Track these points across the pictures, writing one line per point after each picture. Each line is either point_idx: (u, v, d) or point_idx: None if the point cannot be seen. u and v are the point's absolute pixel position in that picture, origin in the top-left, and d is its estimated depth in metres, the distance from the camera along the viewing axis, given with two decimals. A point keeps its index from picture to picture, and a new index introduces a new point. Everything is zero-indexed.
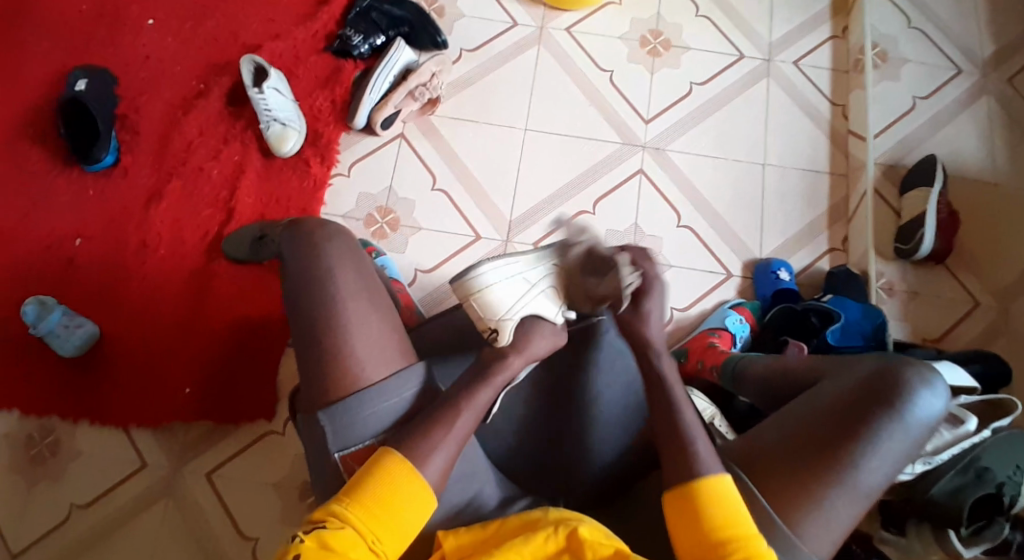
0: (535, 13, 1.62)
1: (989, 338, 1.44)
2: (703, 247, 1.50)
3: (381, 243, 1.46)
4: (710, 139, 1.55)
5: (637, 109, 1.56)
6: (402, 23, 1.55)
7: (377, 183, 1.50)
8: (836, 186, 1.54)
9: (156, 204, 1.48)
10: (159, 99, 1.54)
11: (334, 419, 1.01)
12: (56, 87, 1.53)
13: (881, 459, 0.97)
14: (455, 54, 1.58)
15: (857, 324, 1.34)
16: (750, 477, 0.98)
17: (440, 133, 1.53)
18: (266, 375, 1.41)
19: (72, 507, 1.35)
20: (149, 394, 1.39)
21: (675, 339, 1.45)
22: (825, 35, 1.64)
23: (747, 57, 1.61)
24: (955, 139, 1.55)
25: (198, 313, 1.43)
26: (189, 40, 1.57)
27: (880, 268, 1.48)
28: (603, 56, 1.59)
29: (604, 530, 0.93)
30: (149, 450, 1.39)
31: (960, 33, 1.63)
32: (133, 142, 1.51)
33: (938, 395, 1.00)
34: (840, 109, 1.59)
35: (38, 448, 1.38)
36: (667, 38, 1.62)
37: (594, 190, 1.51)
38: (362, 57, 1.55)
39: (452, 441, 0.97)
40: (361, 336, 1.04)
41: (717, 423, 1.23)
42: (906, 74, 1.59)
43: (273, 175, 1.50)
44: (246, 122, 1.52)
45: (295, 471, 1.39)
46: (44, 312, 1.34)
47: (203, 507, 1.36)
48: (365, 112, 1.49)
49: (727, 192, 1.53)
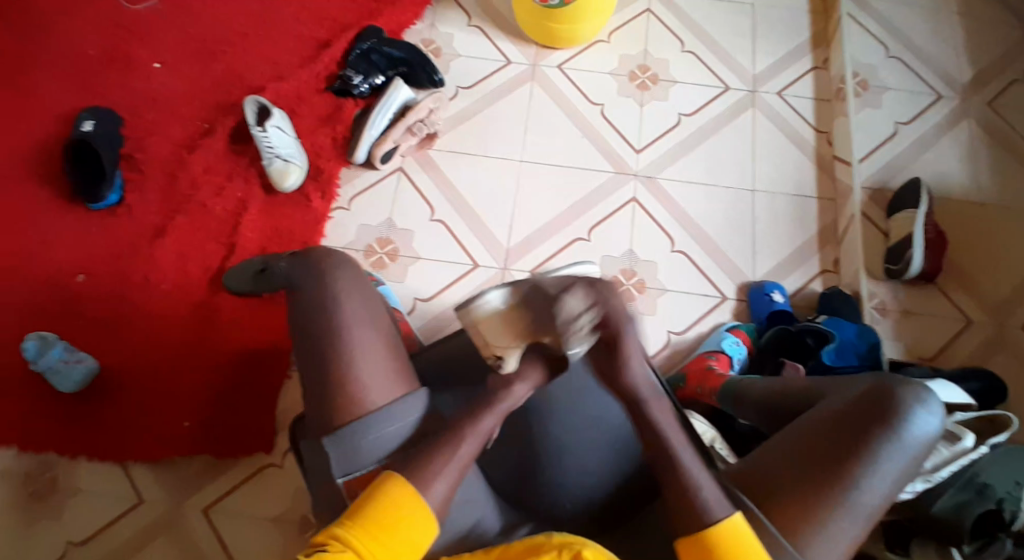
0: (527, 51, 1.68)
1: (983, 355, 1.45)
2: (699, 272, 1.52)
3: (380, 273, 1.49)
4: (700, 166, 1.60)
5: (629, 138, 1.61)
6: (400, 63, 1.61)
7: (377, 215, 1.54)
8: (825, 210, 1.58)
9: (161, 240, 1.51)
10: (165, 140, 1.58)
11: (338, 445, 1.01)
12: (64, 129, 1.58)
13: (880, 478, 0.98)
14: (452, 91, 1.63)
15: (851, 343, 1.36)
16: (752, 499, 0.99)
17: (438, 167, 1.57)
18: (269, 405, 1.42)
19: (69, 544, 1.34)
20: (149, 428, 1.40)
21: (672, 362, 1.47)
22: (807, 67, 1.70)
23: (733, 89, 1.67)
24: (939, 162, 1.59)
25: (198, 348, 1.44)
26: (194, 82, 1.62)
27: (872, 289, 1.51)
28: (594, 90, 1.65)
29: (609, 554, 0.93)
30: (147, 485, 1.38)
31: (938, 61, 1.69)
32: (139, 180, 1.55)
33: (933, 414, 1.01)
34: (825, 136, 1.64)
35: (38, 483, 1.37)
36: (655, 72, 1.68)
37: (589, 218, 1.54)
38: (362, 95, 1.61)
39: (455, 467, 0.98)
40: (365, 364, 1.05)
41: (717, 446, 1.24)
42: (887, 101, 1.65)
43: (277, 211, 1.53)
44: (250, 160, 1.57)
45: (297, 502, 1.38)
46: (45, 347, 1.36)
47: (201, 541, 1.35)
48: (365, 147, 1.54)
49: (720, 219, 1.56)
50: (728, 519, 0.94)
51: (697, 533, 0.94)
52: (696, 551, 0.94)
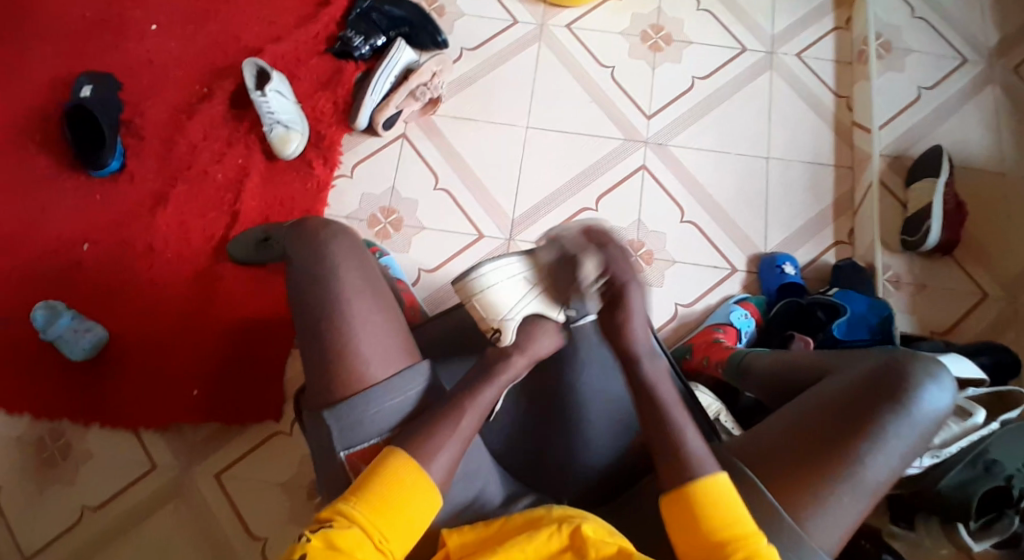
0: (534, 10, 1.62)
1: (998, 330, 1.42)
2: (708, 243, 1.49)
3: (384, 243, 1.47)
4: (713, 132, 1.55)
5: (639, 104, 1.56)
6: (402, 23, 1.56)
7: (379, 183, 1.51)
8: (841, 179, 1.53)
9: (162, 208, 1.49)
10: (164, 103, 1.55)
11: (340, 418, 1.01)
12: (62, 92, 1.55)
13: (888, 453, 0.96)
14: (456, 54, 1.58)
15: (863, 315, 1.34)
16: (756, 472, 0.98)
17: (441, 133, 1.53)
18: (272, 376, 1.42)
19: (84, 509, 1.37)
20: (159, 395, 1.41)
21: (677, 336, 1.44)
22: (828, 27, 1.62)
23: (750, 50, 1.60)
24: (962, 130, 1.53)
25: (205, 314, 1.44)
26: (192, 43, 1.58)
27: (886, 261, 1.47)
28: (604, 52, 1.59)
29: (608, 527, 0.94)
30: (159, 451, 1.40)
31: (966, 23, 1.61)
32: (139, 145, 1.53)
33: (944, 389, 1.00)
34: (844, 101, 1.58)
35: (49, 451, 1.39)
36: (668, 32, 1.61)
37: (595, 188, 1.50)
38: (362, 58, 1.56)
39: (458, 439, 0.98)
40: (365, 336, 1.04)
41: (722, 419, 1.24)
42: (910, 64, 1.58)
43: (278, 177, 1.51)
44: (249, 126, 1.53)
45: (303, 471, 1.40)
46: (53, 316, 1.37)
47: (213, 506, 1.37)
48: (366, 113, 1.50)
49: (731, 188, 1.52)
50: (711, 476, 0.92)
51: (679, 491, 0.93)
52: (679, 507, 0.92)
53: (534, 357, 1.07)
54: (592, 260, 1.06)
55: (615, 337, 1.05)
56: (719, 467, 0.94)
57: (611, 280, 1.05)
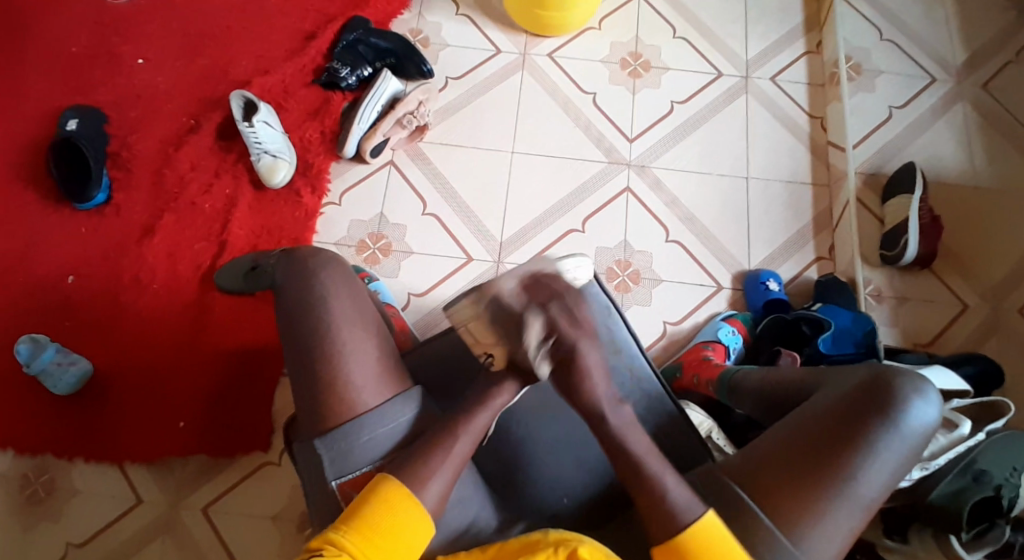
0: (517, 39, 1.66)
1: (978, 340, 1.45)
2: (694, 261, 1.51)
3: (373, 269, 1.48)
4: (694, 154, 1.58)
5: (622, 128, 1.59)
6: (388, 54, 1.59)
7: (367, 210, 1.52)
8: (819, 197, 1.57)
9: (149, 239, 1.49)
10: (151, 137, 1.56)
11: (330, 448, 1.01)
12: (48, 127, 1.55)
13: (878, 469, 0.97)
14: (441, 83, 1.61)
15: (848, 330, 1.36)
16: (749, 491, 0.99)
17: (429, 159, 1.56)
18: (261, 406, 1.41)
19: (69, 546, 1.33)
20: (146, 428, 1.39)
21: (668, 353, 1.46)
22: (800, 51, 1.68)
23: (726, 75, 1.65)
24: (934, 146, 1.58)
25: (192, 345, 1.43)
26: (179, 77, 1.60)
27: (867, 275, 1.50)
28: (586, 78, 1.63)
29: (605, 550, 0.93)
30: (146, 486, 1.37)
31: (932, 44, 1.67)
32: (126, 178, 1.53)
33: (932, 404, 1.01)
34: (819, 121, 1.63)
35: (33, 487, 1.36)
36: (647, 59, 1.66)
37: (582, 208, 1.53)
38: (350, 88, 1.58)
39: (452, 463, 0.98)
40: (356, 364, 1.04)
41: (714, 437, 1.23)
42: (881, 85, 1.64)
43: (266, 207, 1.51)
44: (237, 156, 1.54)
45: (294, 501, 1.37)
46: (38, 350, 1.34)
47: (201, 541, 1.34)
48: (354, 141, 1.52)
49: (714, 207, 1.55)
50: (701, 516, 0.95)
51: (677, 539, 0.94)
52: (674, 556, 0.94)
53: (527, 381, 1.06)
54: (535, 321, 1.00)
55: (572, 395, 1.03)
56: (705, 507, 0.96)
57: (558, 340, 1.01)
